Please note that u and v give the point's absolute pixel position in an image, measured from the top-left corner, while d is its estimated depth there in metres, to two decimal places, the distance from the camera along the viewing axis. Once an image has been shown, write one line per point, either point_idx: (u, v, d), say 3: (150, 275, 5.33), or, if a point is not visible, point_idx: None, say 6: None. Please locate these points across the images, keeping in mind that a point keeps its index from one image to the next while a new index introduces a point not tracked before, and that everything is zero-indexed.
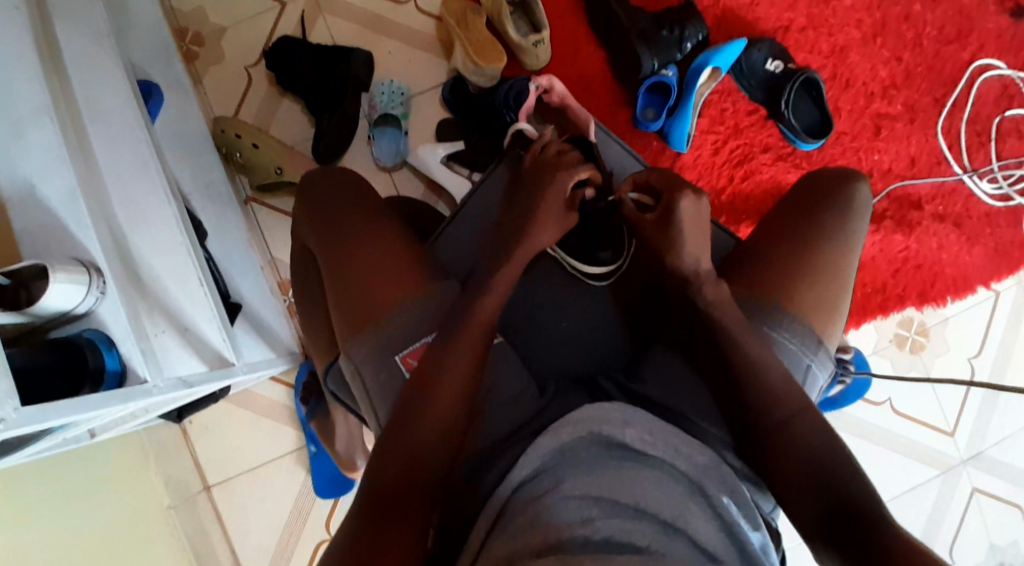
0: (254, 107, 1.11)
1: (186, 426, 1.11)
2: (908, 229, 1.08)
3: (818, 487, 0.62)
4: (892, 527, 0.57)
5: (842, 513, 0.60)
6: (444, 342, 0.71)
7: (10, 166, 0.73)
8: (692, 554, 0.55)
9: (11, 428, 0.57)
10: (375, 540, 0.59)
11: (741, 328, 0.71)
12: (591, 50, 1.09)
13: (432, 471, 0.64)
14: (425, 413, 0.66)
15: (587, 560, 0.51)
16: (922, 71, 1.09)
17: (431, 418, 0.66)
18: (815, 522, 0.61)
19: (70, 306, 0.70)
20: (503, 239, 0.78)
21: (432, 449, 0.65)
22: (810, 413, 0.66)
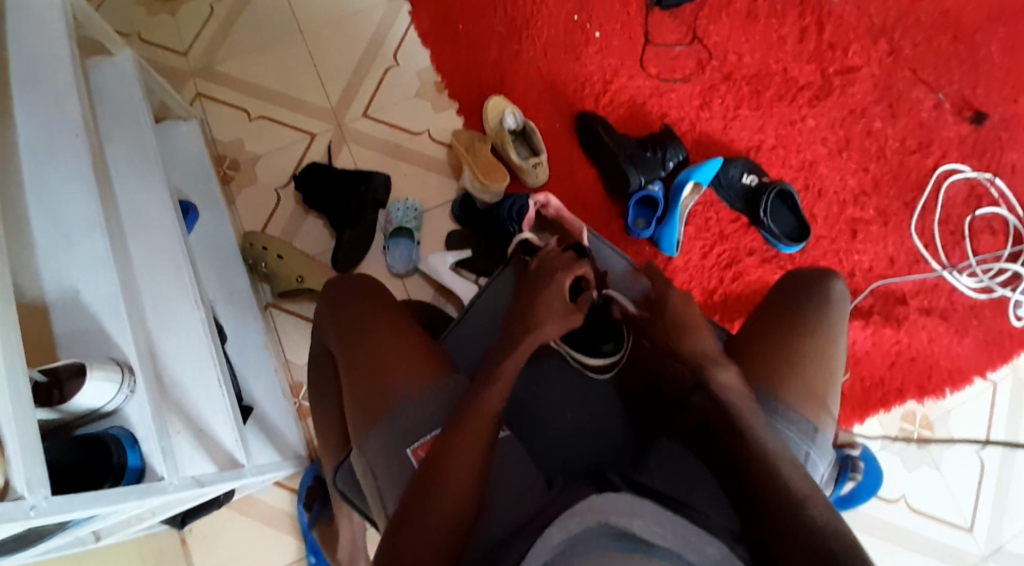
0: (281, 223, 1.22)
1: (187, 535, 1.10)
2: (897, 323, 1.12)
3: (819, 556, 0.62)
4: None
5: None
6: (446, 435, 0.73)
7: (60, 275, 0.82)
8: None
9: (41, 515, 0.60)
10: None
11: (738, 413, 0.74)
12: (583, 169, 1.20)
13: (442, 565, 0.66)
14: (433, 507, 0.68)
15: None
16: (890, 178, 1.18)
17: (438, 511, 0.68)
18: None
19: (100, 404, 0.75)
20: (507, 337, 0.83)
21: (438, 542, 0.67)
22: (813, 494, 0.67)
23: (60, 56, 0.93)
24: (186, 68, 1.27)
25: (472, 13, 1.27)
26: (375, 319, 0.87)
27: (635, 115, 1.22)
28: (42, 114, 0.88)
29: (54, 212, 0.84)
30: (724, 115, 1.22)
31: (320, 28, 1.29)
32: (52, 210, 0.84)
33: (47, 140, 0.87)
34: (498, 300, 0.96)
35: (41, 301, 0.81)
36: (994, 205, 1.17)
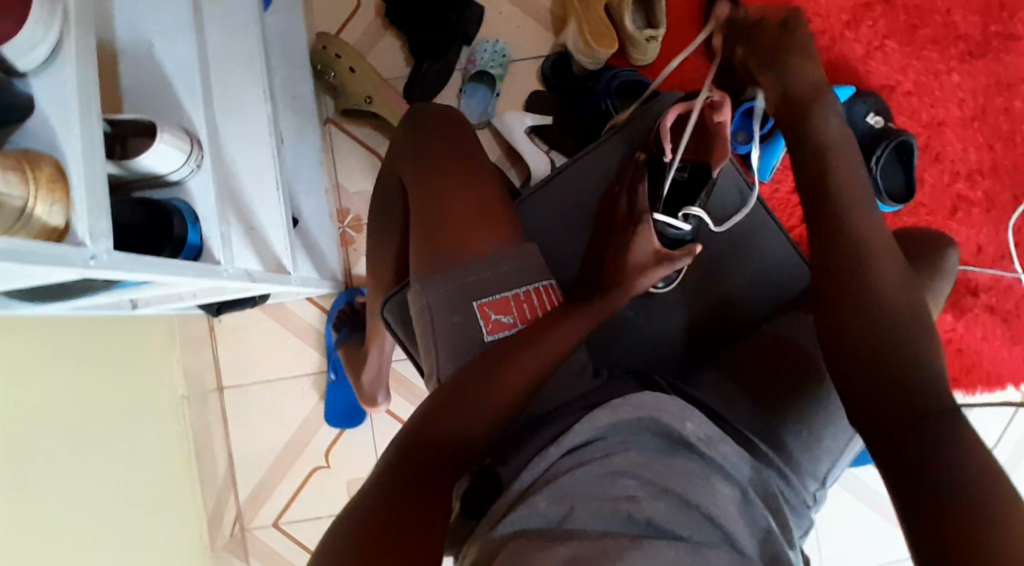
0: (356, 32, 1.11)
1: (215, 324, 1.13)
2: (959, 312, 1.10)
3: None
4: None
5: None
6: (538, 328, 0.71)
7: (134, 19, 0.73)
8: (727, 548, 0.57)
9: (100, 267, 0.56)
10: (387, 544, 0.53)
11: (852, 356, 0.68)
12: (699, 63, 1.11)
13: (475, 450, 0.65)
14: (487, 386, 0.66)
15: (627, 546, 0.54)
16: (1010, 165, 1.10)
17: (492, 392, 0.66)
18: None
19: (165, 171, 0.69)
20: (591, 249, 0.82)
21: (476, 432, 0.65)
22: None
23: None
24: None
25: None
26: (458, 160, 0.81)
27: None
28: None
29: None
30: (868, 43, 1.11)
31: None
32: None
33: None
34: (584, 174, 0.90)
35: (109, 42, 0.73)
36: None
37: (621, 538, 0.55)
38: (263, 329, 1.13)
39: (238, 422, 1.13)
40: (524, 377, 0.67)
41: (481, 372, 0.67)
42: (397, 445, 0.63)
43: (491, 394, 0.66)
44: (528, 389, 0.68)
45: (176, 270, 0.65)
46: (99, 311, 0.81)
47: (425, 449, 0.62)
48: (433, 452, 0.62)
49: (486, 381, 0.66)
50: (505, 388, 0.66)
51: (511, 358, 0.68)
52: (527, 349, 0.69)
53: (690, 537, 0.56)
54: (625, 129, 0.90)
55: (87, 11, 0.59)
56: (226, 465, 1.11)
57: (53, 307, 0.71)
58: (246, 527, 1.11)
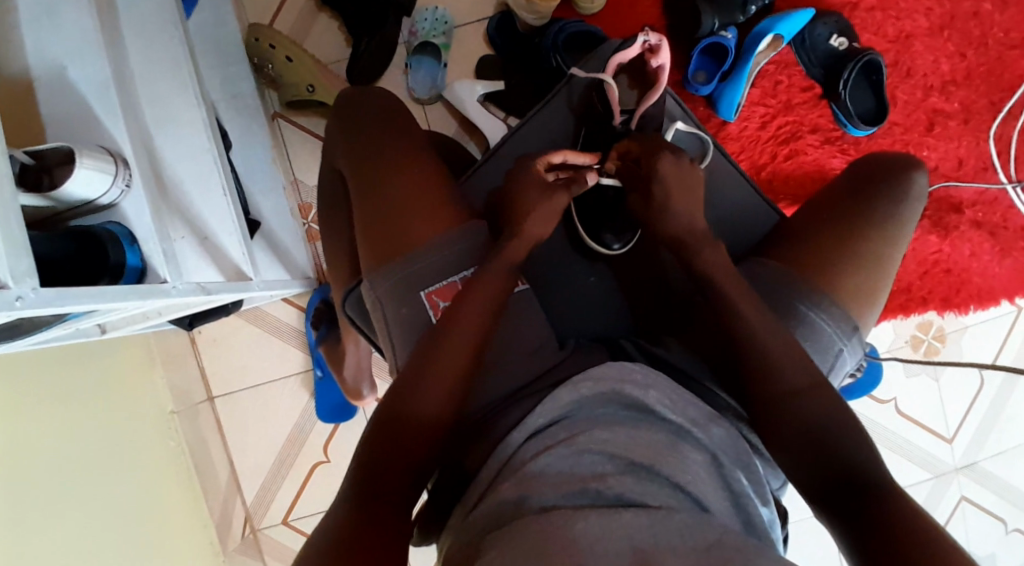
0: (291, 18, 1.07)
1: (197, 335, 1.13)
2: (944, 232, 1.06)
3: (813, 450, 0.60)
4: (887, 501, 0.55)
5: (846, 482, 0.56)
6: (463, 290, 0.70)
7: (43, 42, 0.70)
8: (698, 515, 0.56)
9: (29, 307, 0.55)
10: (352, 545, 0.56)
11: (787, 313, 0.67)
12: (649, 5, 1.06)
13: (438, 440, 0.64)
14: (433, 370, 0.65)
15: (592, 516, 0.53)
16: (984, 71, 1.06)
17: (437, 375, 0.65)
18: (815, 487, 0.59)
19: (93, 196, 0.68)
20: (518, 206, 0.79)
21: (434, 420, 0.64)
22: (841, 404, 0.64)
23: None
24: None
25: None
26: (400, 141, 0.79)
27: None
28: None
29: None
30: None
31: None
32: None
33: None
34: (540, 131, 0.88)
35: (22, 71, 0.71)
36: None
37: (586, 512, 0.53)
38: (243, 334, 1.13)
39: (233, 427, 1.13)
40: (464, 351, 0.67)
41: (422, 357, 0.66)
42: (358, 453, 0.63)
43: (439, 379, 0.65)
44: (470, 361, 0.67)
45: (117, 295, 0.64)
46: (63, 341, 0.80)
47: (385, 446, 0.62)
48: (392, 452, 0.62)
49: (431, 362, 0.66)
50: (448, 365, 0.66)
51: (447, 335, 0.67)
52: (459, 325, 0.67)
53: (661, 506, 0.55)
54: (571, 82, 0.88)
55: None
56: (228, 472, 1.12)
57: (12, 344, 0.70)
58: (257, 528, 1.12)
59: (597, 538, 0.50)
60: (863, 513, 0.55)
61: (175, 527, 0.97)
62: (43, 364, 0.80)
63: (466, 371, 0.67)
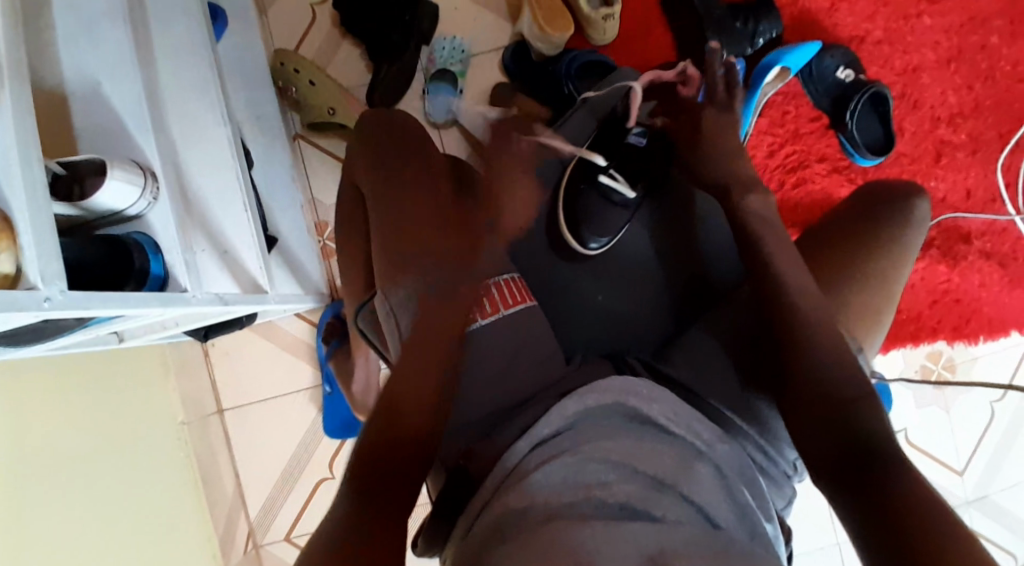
0: (315, 43, 1.12)
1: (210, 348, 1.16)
2: (953, 261, 1.06)
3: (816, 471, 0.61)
4: None
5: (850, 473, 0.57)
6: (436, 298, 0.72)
7: (79, 60, 0.74)
8: (696, 517, 0.57)
9: (55, 308, 0.57)
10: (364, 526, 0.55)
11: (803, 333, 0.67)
12: (659, 36, 1.09)
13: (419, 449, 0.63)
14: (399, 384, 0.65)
15: (598, 524, 0.53)
16: (992, 103, 1.07)
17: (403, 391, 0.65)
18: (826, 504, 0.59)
19: (121, 207, 0.70)
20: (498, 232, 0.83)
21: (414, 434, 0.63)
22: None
23: None
24: None
25: None
26: (415, 160, 0.82)
27: None
28: None
29: None
30: None
31: None
32: None
33: None
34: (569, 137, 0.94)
35: (59, 86, 0.74)
36: None
37: (591, 519, 0.54)
38: (255, 347, 1.16)
39: (241, 441, 1.15)
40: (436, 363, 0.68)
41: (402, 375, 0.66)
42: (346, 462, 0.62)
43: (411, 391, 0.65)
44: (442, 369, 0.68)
45: (138, 300, 0.66)
46: (83, 347, 0.82)
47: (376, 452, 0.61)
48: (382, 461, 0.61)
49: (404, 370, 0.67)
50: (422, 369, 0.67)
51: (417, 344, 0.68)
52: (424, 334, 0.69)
53: (665, 515, 0.56)
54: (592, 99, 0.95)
55: (18, 59, 0.60)
56: (235, 485, 1.13)
57: (35, 348, 0.72)
58: (260, 544, 1.13)
59: (603, 546, 0.51)
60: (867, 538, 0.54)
61: (184, 539, 0.98)
62: (61, 369, 0.83)
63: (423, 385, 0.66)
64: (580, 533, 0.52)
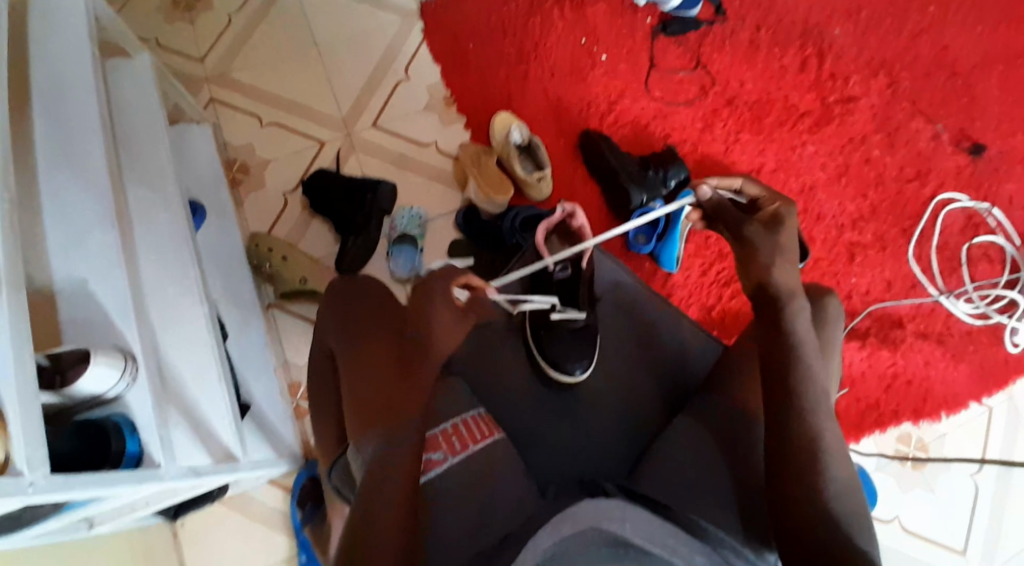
0: (286, 227, 1.24)
1: (178, 528, 1.13)
2: (893, 345, 1.14)
3: None
4: None
5: None
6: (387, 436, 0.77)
7: (69, 263, 0.83)
8: None
9: (39, 492, 0.61)
10: None
11: None
12: (586, 187, 1.25)
13: None
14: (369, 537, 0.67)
15: None
16: (887, 205, 1.22)
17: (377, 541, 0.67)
18: None
19: (101, 391, 0.76)
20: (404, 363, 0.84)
21: None
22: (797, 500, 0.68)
23: (82, 54, 0.94)
24: (202, 74, 1.32)
25: (484, 35, 1.34)
26: (381, 321, 0.90)
27: (638, 137, 1.28)
28: (58, 105, 0.91)
29: (68, 200, 0.85)
30: (726, 140, 1.28)
31: (334, 44, 1.35)
32: (60, 198, 0.85)
33: (62, 129, 0.89)
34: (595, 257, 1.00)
35: (48, 287, 0.83)
36: (990, 234, 1.21)
37: None
38: (226, 523, 1.15)
39: None
40: (405, 483, 0.72)
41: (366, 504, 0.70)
42: None
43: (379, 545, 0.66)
44: (409, 490, 0.72)
45: (114, 479, 0.70)
46: (55, 537, 0.81)
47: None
48: None
49: (373, 490, 0.71)
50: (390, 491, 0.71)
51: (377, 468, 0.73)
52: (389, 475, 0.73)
53: None
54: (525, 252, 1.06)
55: (16, 267, 0.67)
56: None
57: (11, 540, 0.73)
58: None
59: None
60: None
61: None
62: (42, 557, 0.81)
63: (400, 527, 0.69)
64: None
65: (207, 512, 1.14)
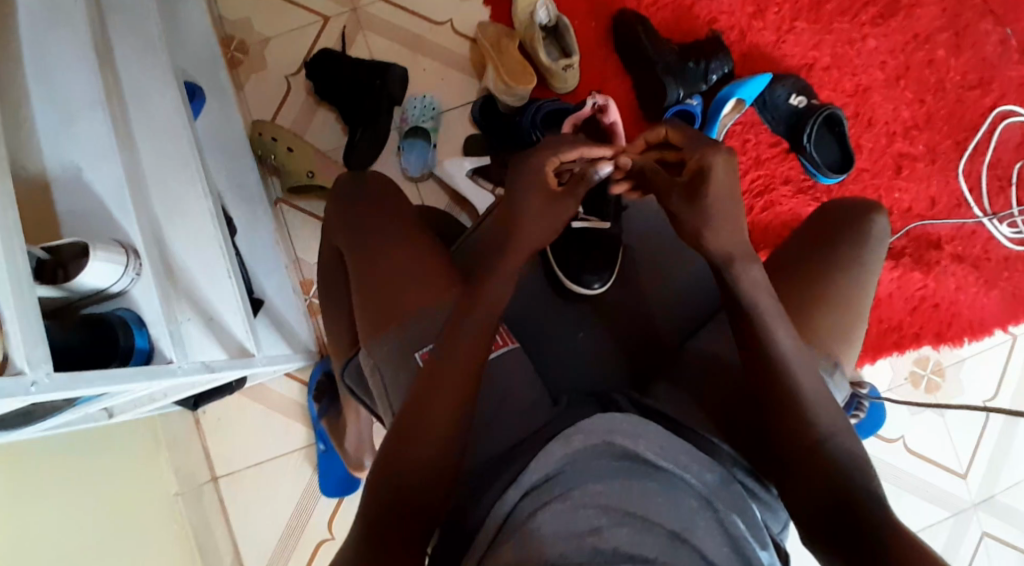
0: (291, 113, 1.16)
1: (201, 416, 1.16)
2: (927, 267, 1.09)
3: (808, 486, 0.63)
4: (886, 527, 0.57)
5: (842, 514, 0.61)
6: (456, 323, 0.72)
7: (60, 148, 0.77)
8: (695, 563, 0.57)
9: (43, 392, 0.59)
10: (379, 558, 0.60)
11: (777, 346, 0.71)
12: (617, 80, 1.15)
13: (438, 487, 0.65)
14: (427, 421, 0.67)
15: None
16: (945, 113, 1.13)
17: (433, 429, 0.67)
18: (820, 520, 0.63)
19: (105, 285, 0.72)
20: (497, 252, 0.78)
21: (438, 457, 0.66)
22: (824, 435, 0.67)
23: None
24: None
25: None
26: (389, 219, 0.84)
27: (680, 22, 1.16)
28: None
29: (56, 79, 0.79)
30: (777, 30, 1.15)
31: None
32: (45, 79, 0.78)
33: None
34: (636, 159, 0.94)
35: (39, 175, 0.77)
36: None
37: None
38: (243, 410, 1.16)
39: (238, 509, 1.14)
40: (469, 385, 0.69)
41: (417, 401, 0.68)
42: (364, 496, 0.66)
43: (430, 434, 0.67)
44: (469, 401, 0.69)
45: (122, 377, 0.67)
46: (71, 427, 0.83)
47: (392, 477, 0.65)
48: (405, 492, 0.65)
49: (428, 391, 0.68)
50: (446, 395, 0.68)
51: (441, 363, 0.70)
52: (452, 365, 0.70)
53: (658, 558, 0.56)
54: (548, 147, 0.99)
55: None
56: (233, 556, 1.12)
57: (27, 432, 0.74)
58: None
59: None
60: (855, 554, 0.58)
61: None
62: (53, 448, 0.84)
63: (458, 418, 0.68)
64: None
65: (227, 401, 1.15)
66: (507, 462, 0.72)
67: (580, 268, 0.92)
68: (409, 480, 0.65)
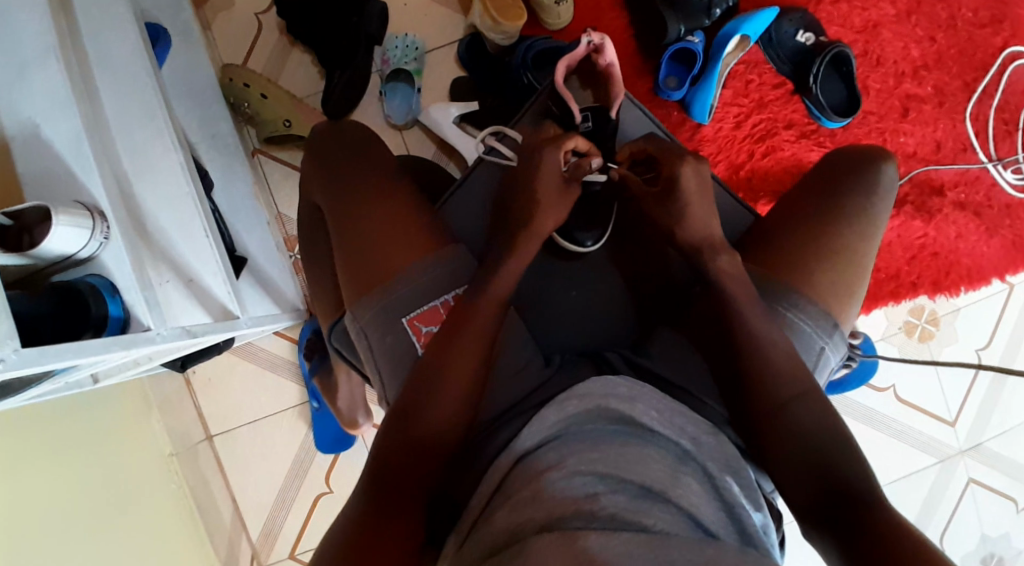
0: (264, 56, 1.09)
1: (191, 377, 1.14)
2: (928, 216, 1.07)
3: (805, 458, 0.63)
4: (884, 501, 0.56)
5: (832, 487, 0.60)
6: (471, 294, 0.71)
7: (16, 104, 0.72)
8: (691, 529, 0.56)
9: (8, 369, 0.56)
10: (378, 531, 0.59)
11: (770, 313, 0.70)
12: (614, 16, 1.09)
13: (441, 449, 0.65)
14: (438, 386, 0.66)
15: (591, 544, 0.52)
16: (955, 53, 1.08)
17: (441, 393, 0.66)
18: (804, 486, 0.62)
19: (72, 251, 0.68)
20: (507, 232, 0.76)
21: (447, 420, 0.66)
22: (818, 399, 0.66)
23: None
24: None
25: None
26: (370, 172, 0.80)
27: None
28: None
29: (4, 26, 0.72)
30: None
31: None
32: None
33: None
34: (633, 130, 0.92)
35: None
36: None
37: (590, 537, 0.53)
38: (235, 369, 1.14)
39: (234, 465, 1.14)
40: (477, 349, 0.68)
41: (426, 379, 0.66)
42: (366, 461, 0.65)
43: (438, 396, 0.66)
44: (476, 372, 0.68)
45: (95, 349, 0.64)
46: (56, 395, 0.80)
47: (395, 456, 0.64)
48: (408, 456, 0.64)
49: (436, 381, 0.66)
50: (454, 387, 0.66)
51: (450, 348, 0.68)
52: (466, 331, 0.69)
53: (655, 525, 0.55)
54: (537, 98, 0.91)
55: None
56: (231, 511, 1.12)
57: (8, 403, 0.71)
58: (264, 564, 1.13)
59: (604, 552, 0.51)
60: (844, 518, 0.58)
61: (182, 554, 0.98)
62: (43, 416, 0.81)
63: (471, 381, 0.67)
64: (577, 548, 0.52)
65: (216, 360, 1.13)
66: (492, 431, 0.71)
67: (573, 224, 0.85)
68: (416, 439, 0.64)
